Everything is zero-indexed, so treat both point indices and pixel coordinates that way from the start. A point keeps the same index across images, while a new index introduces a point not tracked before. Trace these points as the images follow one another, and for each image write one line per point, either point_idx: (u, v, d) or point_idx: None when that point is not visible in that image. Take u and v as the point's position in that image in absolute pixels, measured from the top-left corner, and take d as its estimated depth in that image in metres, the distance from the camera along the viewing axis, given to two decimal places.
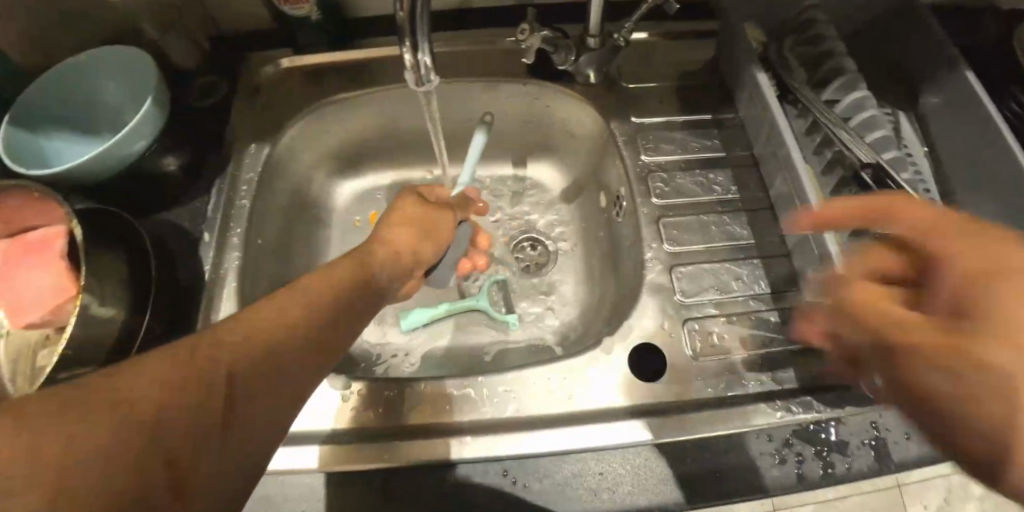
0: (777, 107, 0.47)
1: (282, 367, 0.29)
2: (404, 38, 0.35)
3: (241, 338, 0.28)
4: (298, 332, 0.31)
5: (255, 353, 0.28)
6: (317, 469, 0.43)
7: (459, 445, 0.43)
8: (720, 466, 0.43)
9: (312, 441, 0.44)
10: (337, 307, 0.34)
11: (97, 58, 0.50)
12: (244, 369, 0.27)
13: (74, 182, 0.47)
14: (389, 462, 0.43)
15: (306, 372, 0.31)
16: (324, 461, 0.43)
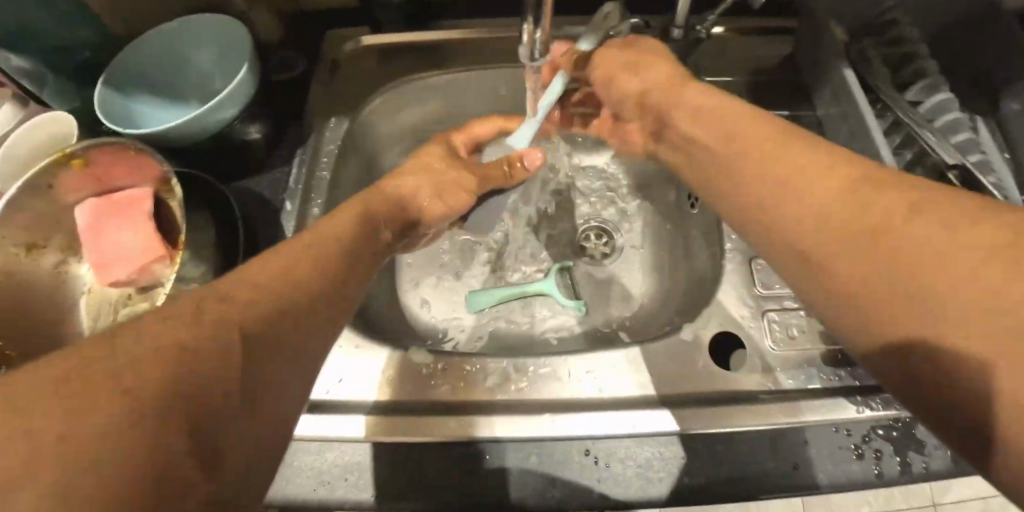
0: (866, 105, 0.48)
1: (287, 332, 0.30)
2: (528, 12, 0.35)
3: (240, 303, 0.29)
4: (301, 294, 0.32)
5: (256, 314, 0.29)
6: (362, 439, 0.43)
7: (499, 424, 0.43)
8: (800, 457, 0.44)
9: (358, 411, 0.45)
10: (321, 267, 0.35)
11: (191, 26, 0.51)
12: (249, 329, 0.28)
13: (165, 144, 0.48)
14: (432, 436, 0.43)
15: (311, 333, 0.32)
16: (369, 431, 0.43)
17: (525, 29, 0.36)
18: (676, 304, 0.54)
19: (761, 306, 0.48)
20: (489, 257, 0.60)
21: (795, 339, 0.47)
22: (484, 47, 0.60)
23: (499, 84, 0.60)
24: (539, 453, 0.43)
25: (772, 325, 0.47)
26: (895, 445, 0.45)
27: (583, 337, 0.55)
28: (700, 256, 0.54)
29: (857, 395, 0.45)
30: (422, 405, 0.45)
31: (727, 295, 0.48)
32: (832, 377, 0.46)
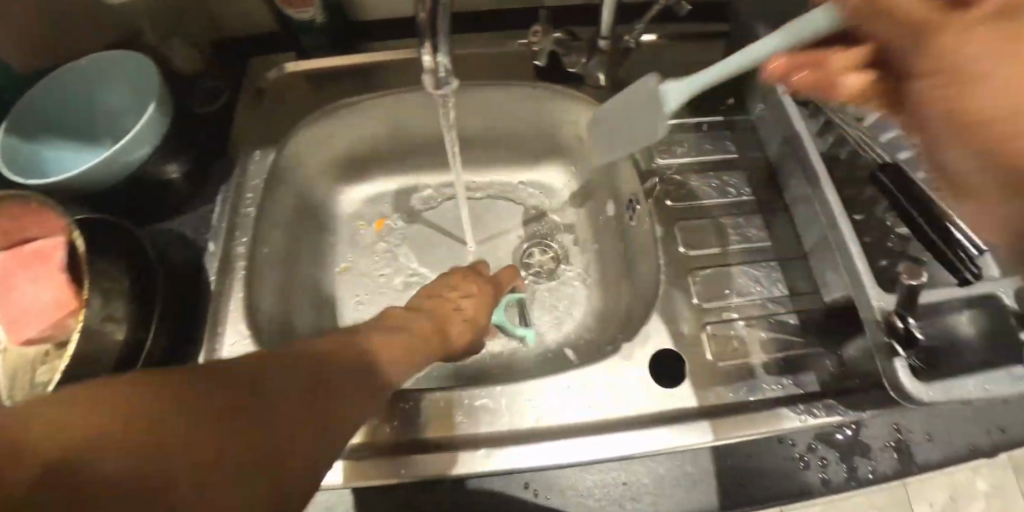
0: (792, 108, 0.47)
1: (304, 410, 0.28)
2: (425, 40, 0.34)
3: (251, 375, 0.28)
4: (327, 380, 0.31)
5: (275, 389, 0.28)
6: (340, 485, 0.41)
7: (475, 459, 0.42)
8: (744, 472, 0.43)
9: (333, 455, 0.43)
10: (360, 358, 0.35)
11: (98, 64, 0.49)
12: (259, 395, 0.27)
13: (73, 191, 0.45)
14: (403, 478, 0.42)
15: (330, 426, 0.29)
16: (347, 476, 0.42)
17: (425, 55, 0.34)
18: (621, 319, 0.53)
19: (700, 319, 0.48)
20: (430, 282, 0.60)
21: (735, 351, 0.47)
22: (416, 67, 0.59)
23: (430, 106, 0.59)
24: (481, 488, 0.42)
25: (711, 337, 0.47)
26: (839, 450, 0.44)
27: (529, 357, 0.55)
28: (642, 268, 0.53)
29: (800, 403, 0.45)
30: (359, 448, 0.43)
31: (662, 308, 0.48)
32: (774, 387, 0.45)
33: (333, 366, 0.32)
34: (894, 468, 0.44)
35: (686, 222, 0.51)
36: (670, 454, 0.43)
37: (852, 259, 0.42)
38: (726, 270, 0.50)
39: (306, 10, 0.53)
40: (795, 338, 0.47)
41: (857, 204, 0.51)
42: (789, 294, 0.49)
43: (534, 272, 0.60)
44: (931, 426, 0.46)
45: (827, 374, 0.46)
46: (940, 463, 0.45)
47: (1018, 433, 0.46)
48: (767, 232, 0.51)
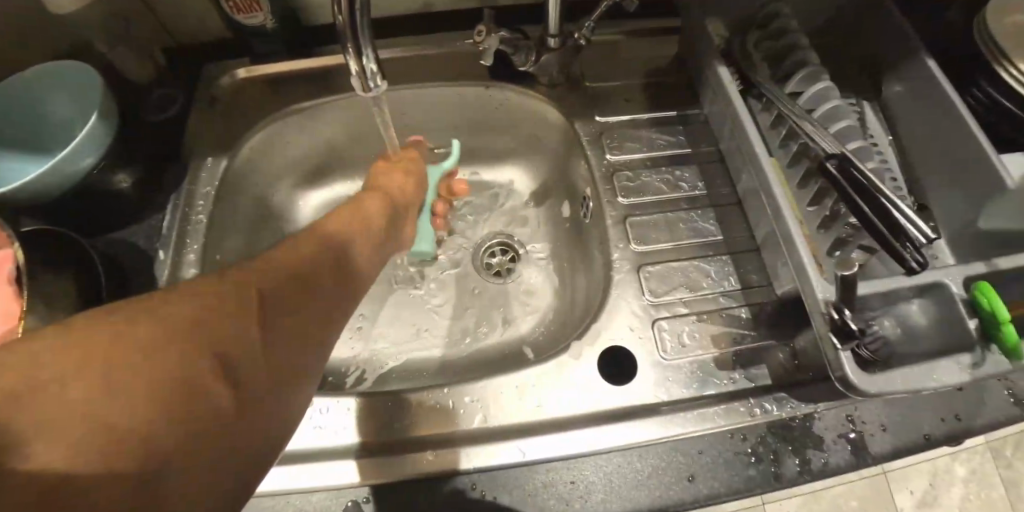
0: (739, 101, 0.47)
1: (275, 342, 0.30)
2: (347, 44, 0.34)
3: (237, 301, 0.29)
4: (295, 298, 0.32)
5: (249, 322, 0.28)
6: (359, 483, 0.41)
7: (472, 455, 0.42)
8: (693, 468, 0.42)
9: (335, 458, 0.43)
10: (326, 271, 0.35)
11: (43, 75, 0.49)
12: (235, 332, 0.27)
13: (17, 204, 0.45)
14: (380, 479, 0.41)
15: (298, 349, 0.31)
16: (364, 475, 0.41)
17: (350, 60, 0.35)
18: (577, 317, 0.53)
19: (651, 315, 0.48)
20: (387, 280, 0.59)
21: (685, 345, 0.47)
22: None
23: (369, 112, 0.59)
24: (427, 492, 0.41)
25: (662, 333, 0.47)
26: (792, 444, 0.43)
27: (486, 355, 0.54)
28: (597, 265, 0.53)
29: (751, 397, 0.44)
30: (359, 447, 0.43)
31: (611, 306, 0.48)
32: (724, 381, 0.45)
33: (299, 285, 0.33)
34: (847, 461, 0.43)
35: (638, 218, 0.51)
36: (621, 451, 0.43)
37: (796, 251, 0.42)
38: (677, 264, 0.50)
39: (255, 16, 0.53)
40: (747, 331, 0.47)
41: (812, 195, 0.51)
42: (741, 287, 0.49)
43: (493, 272, 0.60)
44: (886, 417, 0.45)
45: (778, 367, 0.46)
46: (893, 453, 0.44)
47: (976, 421, 0.45)
48: (719, 225, 0.51)
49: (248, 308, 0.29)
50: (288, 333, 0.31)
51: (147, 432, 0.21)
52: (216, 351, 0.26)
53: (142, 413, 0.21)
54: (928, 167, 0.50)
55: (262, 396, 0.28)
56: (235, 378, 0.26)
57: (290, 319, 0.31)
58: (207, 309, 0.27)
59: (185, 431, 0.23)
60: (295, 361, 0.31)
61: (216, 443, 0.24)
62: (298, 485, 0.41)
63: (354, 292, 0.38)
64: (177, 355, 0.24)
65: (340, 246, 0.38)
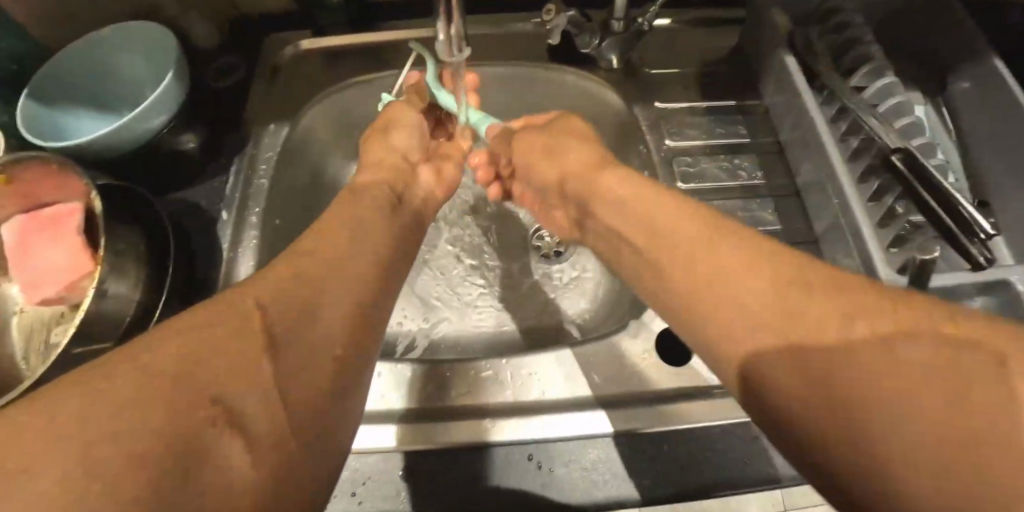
0: (807, 90, 0.48)
1: (288, 350, 0.28)
2: (438, 9, 0.35)
3: (240, 318, 0.28)
4: (304, 299, 0.31)
5: (254, 336, 0.28)
6: (395, 448, 0.41)
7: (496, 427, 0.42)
8: (749, 452, 0.42)
9: (385, 422, 0.43)
10: (337, 271, 0.34)
11: (119, 33, 0.50)
12: (239, 349, 0.27)
13: (91, 156, 0.46)
14: (421, 444, 0.41)
15: (314, 352, 0.30)
16: (402, 440, 0.42)
17: (440, 25, 0.36)
18: (628, 301, 0.53)
19: None
20: (428, 258, 0.59)
21: None
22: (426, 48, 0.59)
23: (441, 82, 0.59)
24: (479, 460, 0.41)
25: None
26: None
27: (535, 333, 0.55)
28: None
29: None
30: (412, 412, 0.44)
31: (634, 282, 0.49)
32: None
33: (306, 288, 0.32)
34: None
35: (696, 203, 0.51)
36: (678, 431, 0.43)
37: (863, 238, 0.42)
38: None
39: None
40: None
41: (872, 190, 0.50)
42: None
43: (541, 253, 0.60)
44: None
45: None
46: None
47: None
48: (778, 215, 0.51)
49: (253, 322, 0.28)
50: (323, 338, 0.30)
51: (147, 458, 0.21)
52: (227, 378, 0.26)
53: (136, 438, 0.21)
54: (991, 166, 0.49)
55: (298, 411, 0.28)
56: (250, 401, 0.26)
57: (310, 321, 0.30)
58: (235, 330, 0.27)
59: (172, 456, 0.22)
60: (317, 368, 0.30)
61: (218, 464, 0.23)
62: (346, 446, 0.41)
63: (376, 282, 0.37)
64: (180, 385, 0.24)
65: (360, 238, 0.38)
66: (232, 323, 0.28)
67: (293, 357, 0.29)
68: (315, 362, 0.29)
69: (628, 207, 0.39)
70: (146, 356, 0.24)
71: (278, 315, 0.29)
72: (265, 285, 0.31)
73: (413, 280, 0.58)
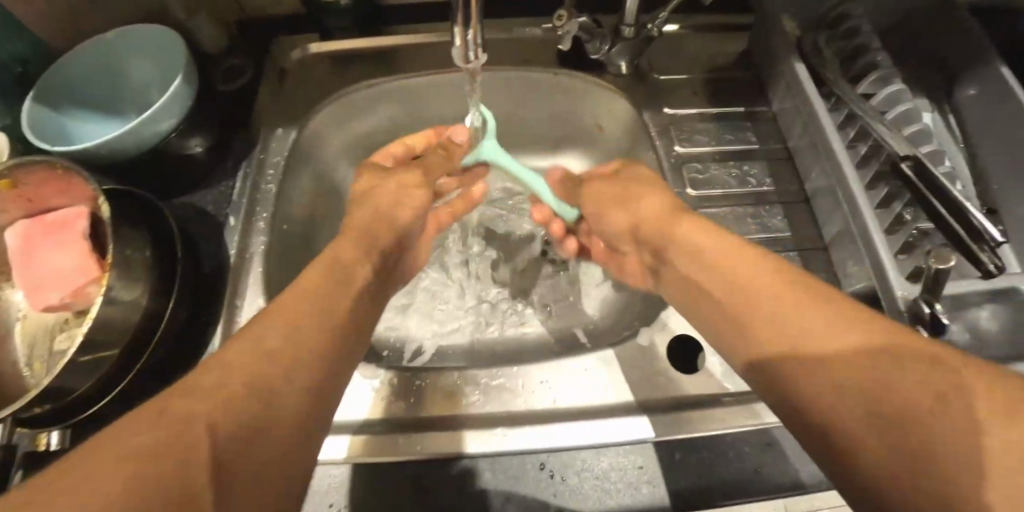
0: (817, 96, 0.48)
1: (255, 428, 0.29)
2: (457, 13, 0.34)
3: (216, 397, 0.29)
4: (273, 371, 0.32)
5: (224, 416, 0.28)
6: (344, 460, 0.41)
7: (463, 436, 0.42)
8: (761, 462, 0.42)
9: (339, 432, 0.42)
10: (308, 333, 0.35)
11: (127, 36, 0.49)
12: (206, 433, 0.27)
13: (96, 160, 0.45)
14: (424, 453, 0.41)
15: (279, 427, 0.31)
16: (352, 452, 0.41)
17: (456, 31, 0.35)
18: (637, 308, 0.54)
19: None
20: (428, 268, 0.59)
21: None
22: (434, 51, 0.59)
23: (457, 89, 0.59)
24: (492, 469, 0.41)
25: None
26: None
27: (544, 339, 0.54)
28: None
29: None
30: (421, 419, 0.43)
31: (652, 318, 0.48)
32: None
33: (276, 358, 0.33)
34: None
35: (707, 209, 0.51)
36: (690, 440, 0.42)
37: (872, 242, 0.42)
38: None
39: None
40: None
41: (880, 197, 0.50)
42: None
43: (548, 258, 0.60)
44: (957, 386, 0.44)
45: None
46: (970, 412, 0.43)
47: None
48: (788, 222, 0.51)
49: (224, 401, 0.29)
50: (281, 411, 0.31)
51: None
52: (193, 463, 0.26)
53: None
54: (999, 171, 0.49)
55: (262, 491, 0.29)
56: (215, 487, 0.26)
57: (276, 396, 0.31)
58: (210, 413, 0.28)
59: None
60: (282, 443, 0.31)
61: None
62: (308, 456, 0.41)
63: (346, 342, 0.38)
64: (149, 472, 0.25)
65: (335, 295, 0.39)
66: (209, 409, 0.28)
67: (260, 437, 0.29)
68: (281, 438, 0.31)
69: (723, 262, 0.39)
70: (118, 446, 0.25)
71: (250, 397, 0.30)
72: (239, 361, 0.32)
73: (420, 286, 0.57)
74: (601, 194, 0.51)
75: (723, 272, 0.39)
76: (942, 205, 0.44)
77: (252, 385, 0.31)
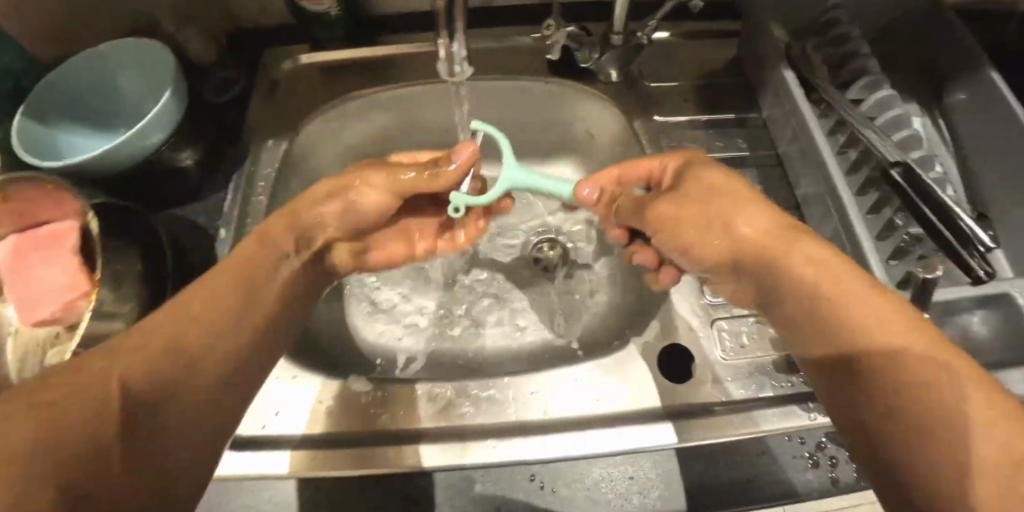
0: (806, 104, 0.48)
1: (207, 354, 0.33)
2: (440, 27, 0.34)
3: (176, 327, 0.33)
4: (224, 307, 0.36)
5: (180, 345, 0.32)
6: (287, 474, 0.40)
7: (446, 453, 0.41)
8: (752, 470, 0.42)
9: (281, 447, 0.41)
10: (253, 279, 0.39)
11: (116, 49, 0.49)
12: (167, 357, 0.31)
13: (86, 174, 0.45)
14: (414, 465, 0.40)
15: (230, 357, 0.34)
16: (295, 467, 0.40)
17: (439, 43, 0.36)
18: (629, 317, 0.54)
19: (710, 315, 0.48)
20: (421, 276, 0.59)
21: (744, 347, 0.46)
22: (426, 61, 0.59)
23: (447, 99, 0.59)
24: (485, 480, 0.41)
25: (721, 334, 0.47)
26: None
27: (537, 347, 0.54)
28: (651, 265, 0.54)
29: (810, 401, 0.43)
30: (410, 431, 0.43)
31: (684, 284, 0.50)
32: (785, 385, 0.45)
33: (228, 297, 0.36)
34: None
35: None
36: (683, 450, 0.42)
37: (862, 249, 0.42)
38: None
39: (321, 2, 0.53)
40: None
41: (871, 203, 0.50)
42: None
43: (541, 266, 0.60)
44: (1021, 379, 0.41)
45: None
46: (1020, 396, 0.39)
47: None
48: None
49: (185, 330, 0.33)
50: (198, 367, 0.32)
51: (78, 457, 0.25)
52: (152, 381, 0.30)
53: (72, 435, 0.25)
54: (991, 175, 0.49)
55: (223, 384, 0.33)
56: (177, 407, 0.30)
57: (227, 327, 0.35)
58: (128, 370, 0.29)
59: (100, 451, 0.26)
60: (231, 368, 0.34)
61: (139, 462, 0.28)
62: (254, 472, 0.40)
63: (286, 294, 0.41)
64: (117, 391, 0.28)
65: (280, 251, 0.42)
66: (179, 323, 0.33)
67: (214, 360, 0.33)
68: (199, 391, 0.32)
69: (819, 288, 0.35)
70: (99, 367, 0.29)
71: (212, 314, 0.35)
72: (207, 288, 0.36)
73: (412, 296, 0.58)
74: (673, 218, 0.43)
75: (816, 298, 0.34)
76: (932, 213, 0.45)
77: (179, 342, 0.32)
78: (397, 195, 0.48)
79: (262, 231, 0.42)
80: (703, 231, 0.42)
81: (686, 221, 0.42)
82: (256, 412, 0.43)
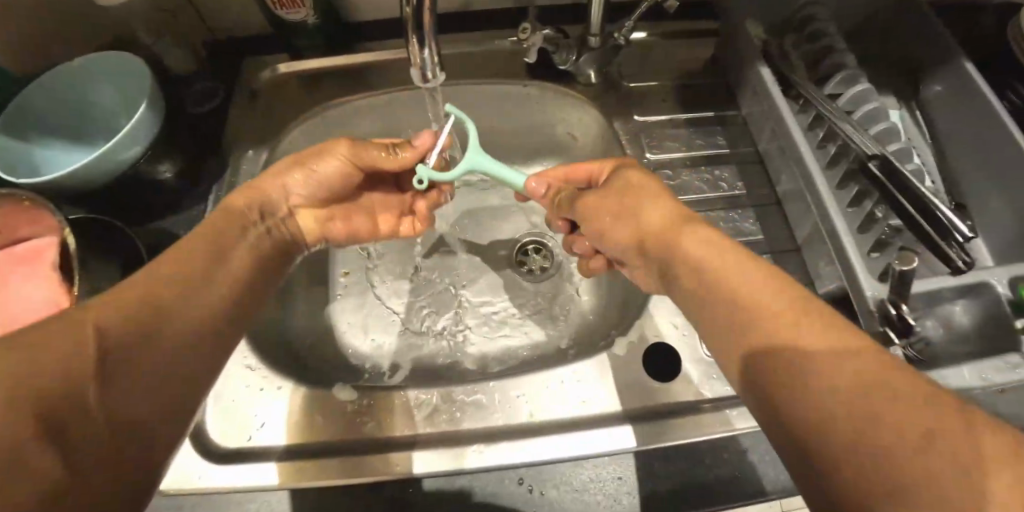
0: (782, 100, 0.48)
1: (185, 314, 0.34)
2: (410, 33, 0.35)
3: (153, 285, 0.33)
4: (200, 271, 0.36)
5: (156, 300, 0.32)
6: (278, 486, 0.40)
7: (434, 458, 0.41)
8: (742, 467, 0.42)
9: (265, 459, 0.41)
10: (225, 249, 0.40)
11: (92, 63, 0.49)
12: (144, 308, 0.31)
13: (63, 190, 0.45)
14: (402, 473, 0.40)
15: (205, 319, 0.35)
16: (283, 477, 0.40)
17: (410, 50, 0.36)
18: (615, 316, 0.54)
19: None
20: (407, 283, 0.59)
21: None
22: (405, 67, 0.59)
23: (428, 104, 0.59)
24: (473, 485, 0.41)
25: None
26: None
27: (524, 350, 0.54)
28: None
29: None
30: (395, 439, 0.43)
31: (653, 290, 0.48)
32: None
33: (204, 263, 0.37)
34: None
35: None
36: (672, 449, 0.42)
37: (842, 243, 0.43)
38: None
39: (298, 11, 0.53)
40: None
41: (851, 196, 0.51)
42: None
43: (527, 270, 0.60)
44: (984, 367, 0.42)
45: None
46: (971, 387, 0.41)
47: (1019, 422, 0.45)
48: (760, 225, 0.51)
49: (163, 288, 0.33)
50: (173, 339, 0.32)
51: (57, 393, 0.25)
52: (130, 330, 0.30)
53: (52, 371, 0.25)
54: (968, 165, 0.50)
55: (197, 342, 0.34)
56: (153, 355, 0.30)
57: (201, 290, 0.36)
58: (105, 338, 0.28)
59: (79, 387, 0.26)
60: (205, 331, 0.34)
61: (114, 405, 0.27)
62: (241, 484, 0.40)
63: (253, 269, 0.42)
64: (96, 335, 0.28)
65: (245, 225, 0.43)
66: (155, 283, 0.33)
67: (190, 320, 0.34)
68: (175, 353, 0.31)
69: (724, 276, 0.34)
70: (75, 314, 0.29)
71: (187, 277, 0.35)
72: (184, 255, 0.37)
73: (398, 303, 0.58)
74: (599, 212, 0.46)
75: (718, 283, 0.35)
76: (910, 205, 0.45)
77: (153, 299, 0.32)
78: (355, 165, 0.49)
79: (226, 207, 0.43)
80: (620, 222, 0.44)
81: (607, 216, 0.45)
82: (242, 425, 0.43)
